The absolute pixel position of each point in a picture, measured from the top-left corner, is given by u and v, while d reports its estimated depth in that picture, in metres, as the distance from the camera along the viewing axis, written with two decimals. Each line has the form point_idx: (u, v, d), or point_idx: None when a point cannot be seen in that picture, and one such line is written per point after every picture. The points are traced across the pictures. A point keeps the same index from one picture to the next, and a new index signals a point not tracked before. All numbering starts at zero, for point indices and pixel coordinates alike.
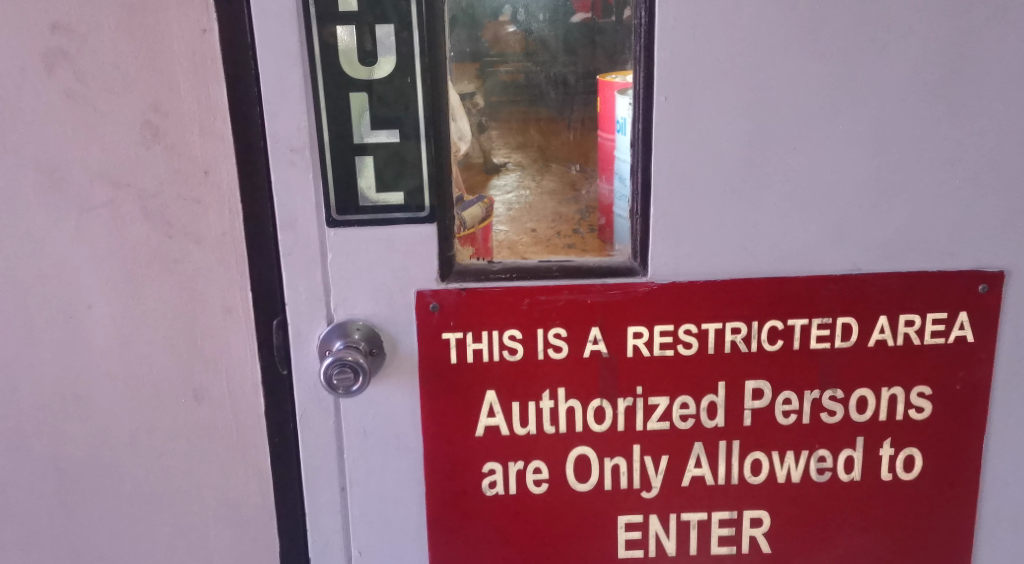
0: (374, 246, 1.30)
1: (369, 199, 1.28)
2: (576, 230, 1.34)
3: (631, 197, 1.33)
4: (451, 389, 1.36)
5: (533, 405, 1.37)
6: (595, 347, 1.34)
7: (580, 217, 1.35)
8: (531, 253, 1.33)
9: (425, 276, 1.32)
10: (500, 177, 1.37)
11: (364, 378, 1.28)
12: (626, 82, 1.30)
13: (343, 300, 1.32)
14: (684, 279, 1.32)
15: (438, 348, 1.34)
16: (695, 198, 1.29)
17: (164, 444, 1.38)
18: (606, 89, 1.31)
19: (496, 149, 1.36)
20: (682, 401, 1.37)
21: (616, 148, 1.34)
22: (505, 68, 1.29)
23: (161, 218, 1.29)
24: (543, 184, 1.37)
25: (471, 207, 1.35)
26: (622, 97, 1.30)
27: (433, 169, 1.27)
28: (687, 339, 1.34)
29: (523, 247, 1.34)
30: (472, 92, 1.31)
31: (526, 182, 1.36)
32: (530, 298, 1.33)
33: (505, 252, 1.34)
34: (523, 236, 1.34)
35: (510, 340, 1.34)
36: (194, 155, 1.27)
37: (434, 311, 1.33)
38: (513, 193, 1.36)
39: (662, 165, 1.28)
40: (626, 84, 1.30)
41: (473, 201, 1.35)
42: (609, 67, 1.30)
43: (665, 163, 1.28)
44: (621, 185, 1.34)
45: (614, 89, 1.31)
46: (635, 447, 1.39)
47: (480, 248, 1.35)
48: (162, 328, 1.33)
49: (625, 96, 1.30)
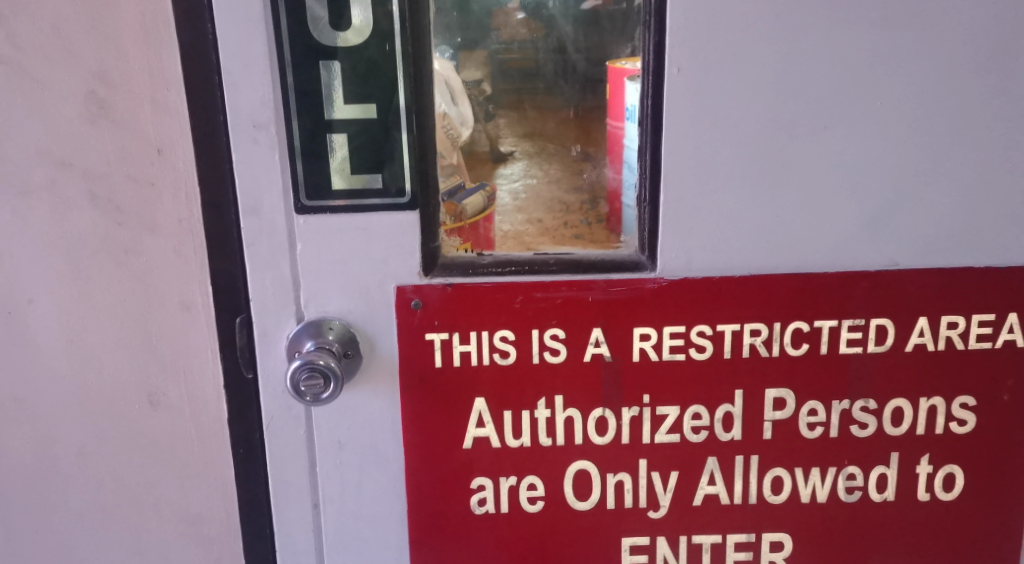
0: (349, 236, 1.15)
1: (343, 183, 1.13)
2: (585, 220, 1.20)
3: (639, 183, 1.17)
4: (436, 396, 1.22)
5: (527, 414, 1.23)
6: (596, 351, 1.20)
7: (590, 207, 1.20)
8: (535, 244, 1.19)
9: (406, 270, 1.17)
10: (508, 168, 1.23)
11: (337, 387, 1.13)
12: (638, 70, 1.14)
13: (315, 296, 1.17)
14: (698, 275, 1.17)
15: (421, 351, 1.20)
16: (712, 183, 1.14)
17: (116, 455, 1.25)
18: (616, 76, 1.16)
19: (505, 138, 1.21)
20: (694, 411, 1.22)
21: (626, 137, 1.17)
22: (511, 55, 1.17)
23: (110, 203, 1.15)
24: (549, 171, 1.23)
25: (471, 195, 1.20)
26: (632, 85, 1.15)
27: (414, 149, 1.12)
28: (700, 342, 1.19)
29: (526, 237, 1.20)
30: (479, 80, 1.17)
31: (534, 172, 1.22)
32: (525, 295, 1.18)
33: (510, 243, 1.19)
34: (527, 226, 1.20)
35: (501, 342, 1.20)
36: (144, 133, 1.14)
37: (417, 309, 1.18)
38: (519, 182, 1.22)
39: (676, 146, 1.13)
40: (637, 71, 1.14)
41: (474, 189, 1.20)
42: (620, 52, 1.15)
43: (679, 143, 1.13)
44: (630, 176, 1.18)
45: (624, 76, 1.16)
46: (641, 461, 1.24)
47: (479, 240, 1.20)
48: (113, 326, 1.20)
49: (635, 83, 1.15)
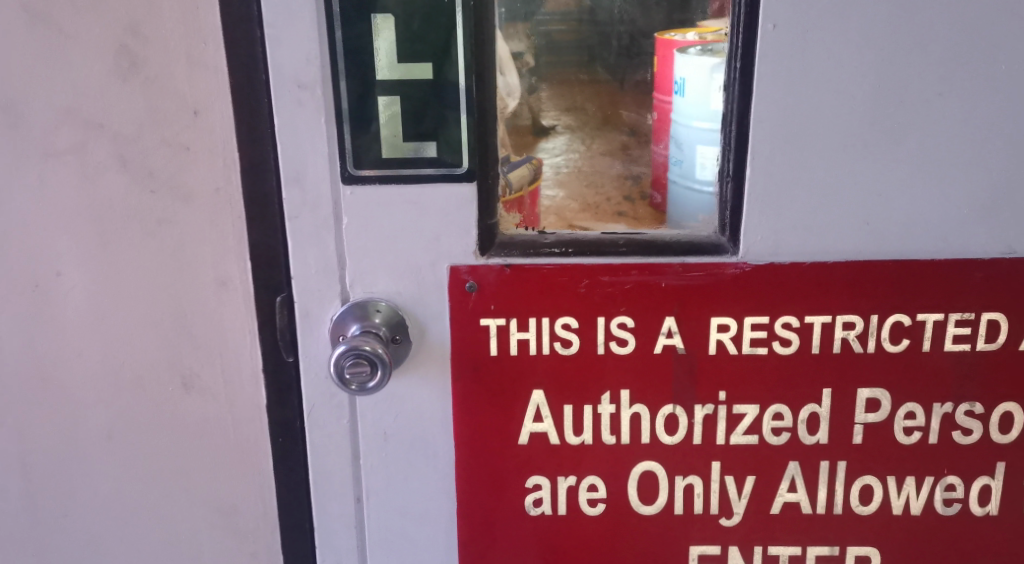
0: (399, 210, 1.05)
1: (395, 151, 1.02)
2: (635, 200, 1.07)
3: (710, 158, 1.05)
4: (491, 388, 1.12)
5: (589, 409, 1.12)
6: (668, 342, 1.09)
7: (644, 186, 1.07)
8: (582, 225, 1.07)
9: (461, 248, 1.06)
10: (549, 140, 1.07)
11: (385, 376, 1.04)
12: (688, 41, 1.03)
13: (361, 275, 1.07)
14: (786, 260, 1.05)
15: (475, 337, 1.10)
16: (807, 156, 1.01)
17: (146, 440, 1.17)
18: (664, 48, 1.03)
19: (547, 110, 1.06)
20: (775, 411, 1.10)
21: (675, 113, 1.05)
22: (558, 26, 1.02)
23: (142, 167, 1.06)
24: (594, 147, 1.07)
25: (518, 167, 1.06)
26: (681, 56, 1.03)
27: (471, 115, 1.01)
28: (786, 335, 1.07)
29: (568, 216, 1.07)
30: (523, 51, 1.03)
31: (578, 146, 1.07)
32: (590, 279, 1.07)
33: (552, 220, 1.07)
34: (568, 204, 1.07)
35: (563, 330, 1.09)
36: (180, 92, 1.04)
37: (472, 292, 1.08)
38: (562, 157, 1.07)
39: (767, 114, 1.00)
40: (689, 42, 1.02)
41: (521, 161, 1.06)
42: (667, 23, 1.02)
43: (770, 111, 1.00)
44: (678, 153, 1.05)
45: (673, 48, 1.03)
46: (714, 464, 1.13)
47: (528, 215, 1.07)
48: (143, 302, 1.11)
49: (686, 55, 1.02)
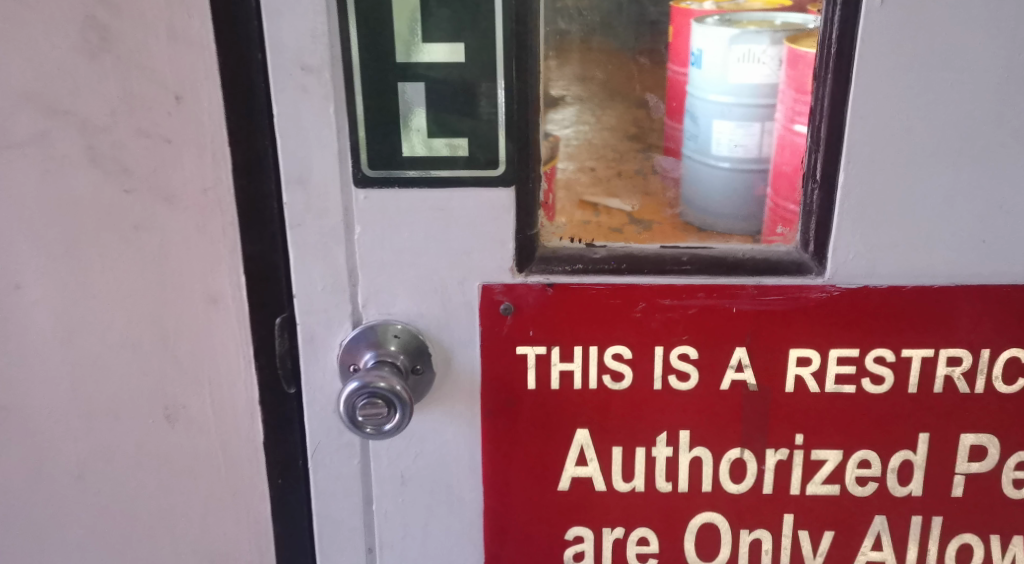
0: (422, 218, 0.88)
1: (418, 149, 0.85)
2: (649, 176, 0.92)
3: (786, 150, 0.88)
4: (526, 425, 0.96)
5: (642, 452, 0.96)
6: (737, 377, 0.92)
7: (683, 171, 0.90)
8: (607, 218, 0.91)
9: (495, 264, 0.90)
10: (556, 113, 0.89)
11: (405, 420, 0.87)
12: (705, 12, 0.92)
13: (376, 294, 0.91)
14: (885, 284, 0.87)
15: (510, 367, 0.93)
16: (918, 161, 0.83)
17: (126, 477, 1.01)
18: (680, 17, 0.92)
19: (557, 80, 0.88)
20: (861, 458, 0.94)
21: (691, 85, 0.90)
22: None
23: (116, 162, 0.88)
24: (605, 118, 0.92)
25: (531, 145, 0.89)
26: (698, 25, 0.90)
27: (511, 107, 0.84)
28: (878, 371, 0.90)
29: (579, 191, 0.91)
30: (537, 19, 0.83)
31: (589, 116, 0.91)
32: (647, 303, 0.90)
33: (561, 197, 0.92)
34: (578, 177, 0.91)
35: (613, 361, 0.92)
36: (160, 73, 0.86)
37: (507, 315, 0.91)
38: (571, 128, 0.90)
39: (872, 108, 0.82)
40: (706, 12, 0.91)
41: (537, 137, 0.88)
42: None
43: (877, 104, 0.82)
44: (693, 127, 0.90)
45: (690, 16, 0.91)
46: (786, 517, 0.97)
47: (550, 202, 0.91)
48: (120, 321, 0.94)
49: (702, 24, 0.90)
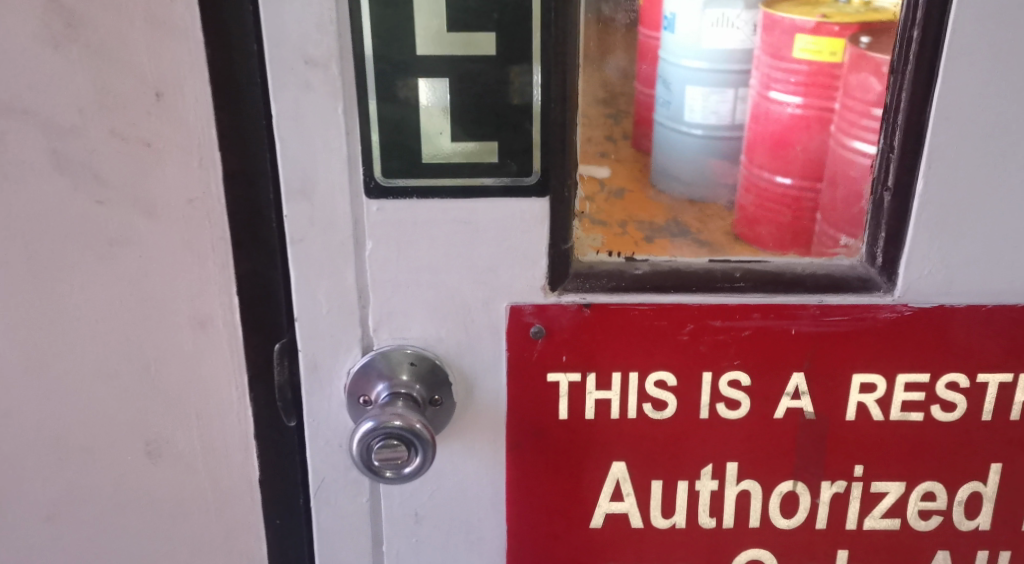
0: (443, 232, 0.77)
1: (439, 154, 0.74)
2: (618, 140, 0.79)
3: (847, 151, 0.79)
4: (556, 459, 0.86)
5: (684, 485, 0.87)
6: (793, 405, 0.83)
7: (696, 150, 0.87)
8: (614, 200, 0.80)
9: (525, 283, 0.79)
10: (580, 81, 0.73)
11: (426, 462, 0.77)
12: None
13: (390, 316, 0.80)
14: (964, 304, 0.78)
15: (540, 396, 0.83)
16: (1013, 168, 0.73)
17: (105, 518, 0.90)
18: None
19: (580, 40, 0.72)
20: (926, 491, 0.85)
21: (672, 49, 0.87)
22: None
23: (86, 169, 0.76)
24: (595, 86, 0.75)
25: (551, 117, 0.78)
26: None
27: (548, 106, 0.73)
28: (950, 398, 0.81)
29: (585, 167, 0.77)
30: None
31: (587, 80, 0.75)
32: (696, 324, 0.80)
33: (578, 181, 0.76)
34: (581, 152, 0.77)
35: (655, 388, 0.83)
36: (136, 65, 0.74)
37: (537, 339, 0.81)
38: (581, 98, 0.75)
39: (965, 108, 0.71)
40: None
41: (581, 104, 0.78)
42: None
43: (970, 104, 0.71)
44: (666, 92, 0.87)
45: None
46: (840, 553, 0.89)
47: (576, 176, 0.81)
48: (93, 347, 0.82)
49: None
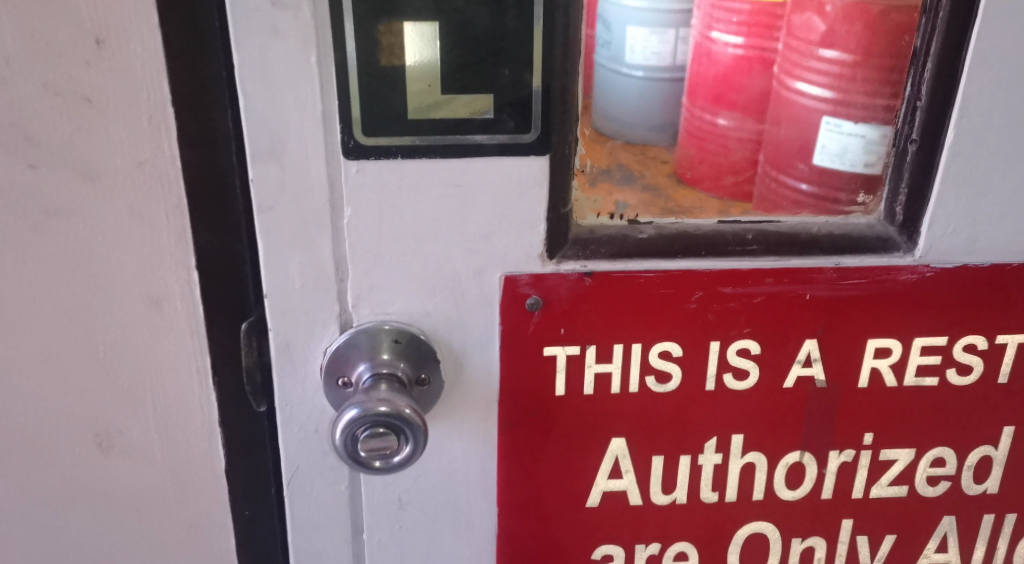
0: (431, 196, 0.69)
1: (427, 109, 0.66)
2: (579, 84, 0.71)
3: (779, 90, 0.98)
4: (552, 437, 0.80)
5: (686, 460, 0.82)
6: (804, 373, 0.78)
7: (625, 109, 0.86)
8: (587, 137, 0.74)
9: (521, 250, 0.72)
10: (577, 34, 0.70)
11: (417, 450, 0.69)
12: None
13: (372, 290, 0.72)
14: (988, 263, 0.74)
15: (535, 371, 0.77)
16: None
17: (53, 517, 0.81)
18: None
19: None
20: (936, 457, 0.82)
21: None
22: None
23: (17, 130, 0.66)
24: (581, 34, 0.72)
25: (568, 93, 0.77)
26: None
27: (550, 53, 0.65)
28: (966, 361, 0.77)
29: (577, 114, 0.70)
30: None
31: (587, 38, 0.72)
32: (704, 291, 0.74)
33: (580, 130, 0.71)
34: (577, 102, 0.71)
35: (659, 359, 0.77)
36: (72, 7, 0.64)
37: (533, 310, 0.74)
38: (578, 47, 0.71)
39: (999, 53, 0.66)
40: None
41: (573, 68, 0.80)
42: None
43: (1005, 48, 0.66)
44: (608, 35, 0.91)
45: None
46: (844, 522, 0.85)
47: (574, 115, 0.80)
48: (31, 333, 0.73)
49: None
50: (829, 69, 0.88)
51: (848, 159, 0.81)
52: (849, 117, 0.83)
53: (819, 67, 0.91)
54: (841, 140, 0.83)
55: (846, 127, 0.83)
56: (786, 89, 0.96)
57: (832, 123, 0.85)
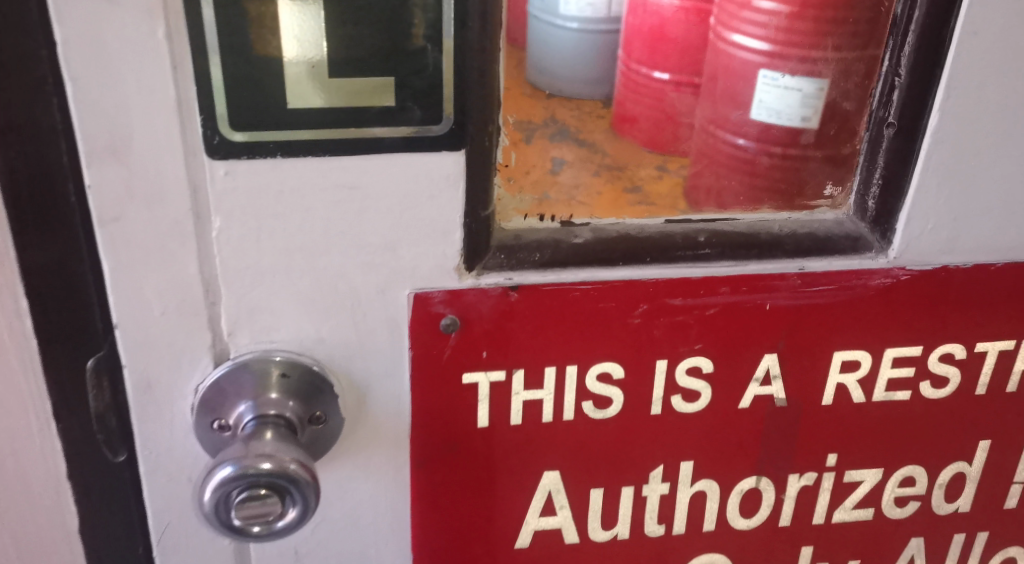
0: (320, 200, 0.56)
1: (310, 96, 0.52)
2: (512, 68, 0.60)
3: (726, 44, 0.77)
4: (475, 475, 0.68)
5: (629, 492, 0.71)
6: (762, 391, 0.68)
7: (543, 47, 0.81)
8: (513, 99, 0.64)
9: (434, 261, 0.60)
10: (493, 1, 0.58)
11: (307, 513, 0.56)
12: None
13: (252, 316, 0.59)
14: (970, 264, 0.65)
15: (454, 401, 0.65)
16: None
17: None
18: None
19: None
20: (905, 475, 0.74)
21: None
22: None
23: None
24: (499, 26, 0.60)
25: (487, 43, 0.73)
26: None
27: (463, 26, 0.52)
28: (941, 372, 0.69)
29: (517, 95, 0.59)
30: None
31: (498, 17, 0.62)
32: (650, 303, 0.63)
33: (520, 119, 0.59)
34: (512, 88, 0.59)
35: (598, 382, 0.66)
36: None
37: (449, 332, 0.62)
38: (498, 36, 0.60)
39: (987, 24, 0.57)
40: None
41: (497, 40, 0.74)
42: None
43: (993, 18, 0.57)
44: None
45: None
46: (804, 550, 0.76)
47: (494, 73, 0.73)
48: None
49: None
50: (765, 19, 0.73)
51: (791, 115, 0.72)
52: (788, 69, 0.72)
53: (756, 17, 0.74)
54: (780, 95, 0.73)
55: (784, 82, 0.73)
56: (723, 41, 0.78)
57: (769, 76, 0.74)
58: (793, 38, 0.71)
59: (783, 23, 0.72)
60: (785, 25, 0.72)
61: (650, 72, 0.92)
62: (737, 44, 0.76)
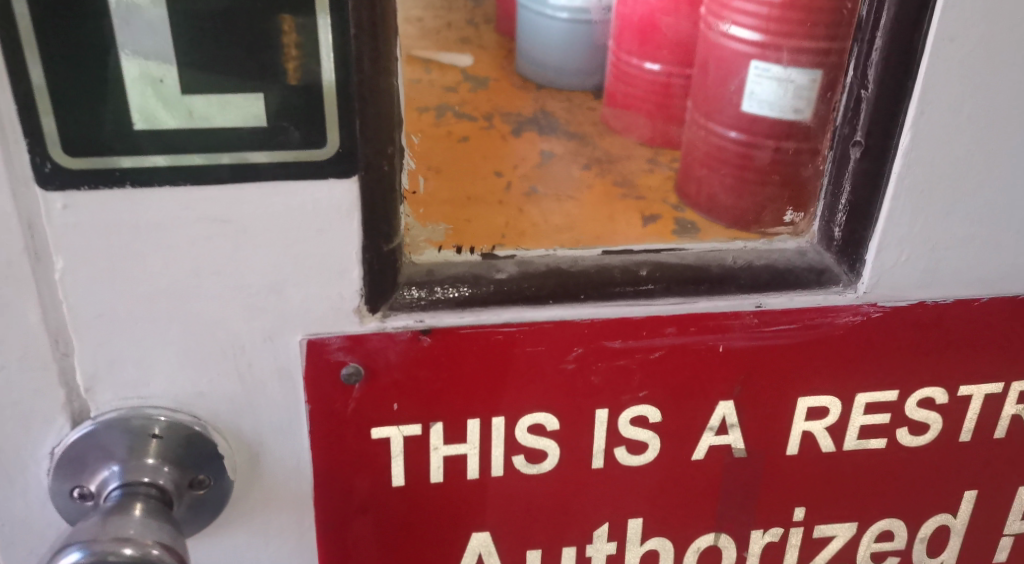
0: (187, 236, 0.48)
1: (162, 115, 0.44)
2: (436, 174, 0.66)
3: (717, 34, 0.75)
4: (393, 539, 0.60)
5: (570, 553, 0.63)
6: (717, 441, 0.60)
7: (479, 89, 0.95)
8: (471, 144, 0.78)
9: (329, 303, 0.51)
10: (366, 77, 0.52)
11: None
12: None
13: (113, 370, 0.50)
14: (951, 299, 0.57)
15: (364, 460, 0.57)
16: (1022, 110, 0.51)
17: None
18: None
19: None
20: (881, 530, 0.66)
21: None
22: None
23: None
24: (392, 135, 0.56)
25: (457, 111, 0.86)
26: None
27: (345, 35, 0.44)
28: (920, 418, 0.61)
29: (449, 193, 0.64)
30: None
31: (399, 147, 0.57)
32: (585, 347, 0.55)
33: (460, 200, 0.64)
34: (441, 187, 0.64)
35: (529, 435, 0.58)
36: None
37: (352, 382, 0.54)
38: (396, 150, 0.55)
39: (966, 25, 0.49)
40: None
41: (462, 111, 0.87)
42: None
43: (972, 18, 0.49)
44: None
45: None
46: None
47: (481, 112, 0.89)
48: None
49: None
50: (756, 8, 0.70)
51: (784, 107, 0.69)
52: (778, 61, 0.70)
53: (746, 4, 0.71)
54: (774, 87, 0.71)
55: (775, 73, 0.70)
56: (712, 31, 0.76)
57: (759, 68, 0.71)
58: (784, 27, 0.68)
59: (774, 13, 0.69)
60: (775, 15, 0.69)
61: (641, 64, 0.92)
62: (728, 35, 0.73)
